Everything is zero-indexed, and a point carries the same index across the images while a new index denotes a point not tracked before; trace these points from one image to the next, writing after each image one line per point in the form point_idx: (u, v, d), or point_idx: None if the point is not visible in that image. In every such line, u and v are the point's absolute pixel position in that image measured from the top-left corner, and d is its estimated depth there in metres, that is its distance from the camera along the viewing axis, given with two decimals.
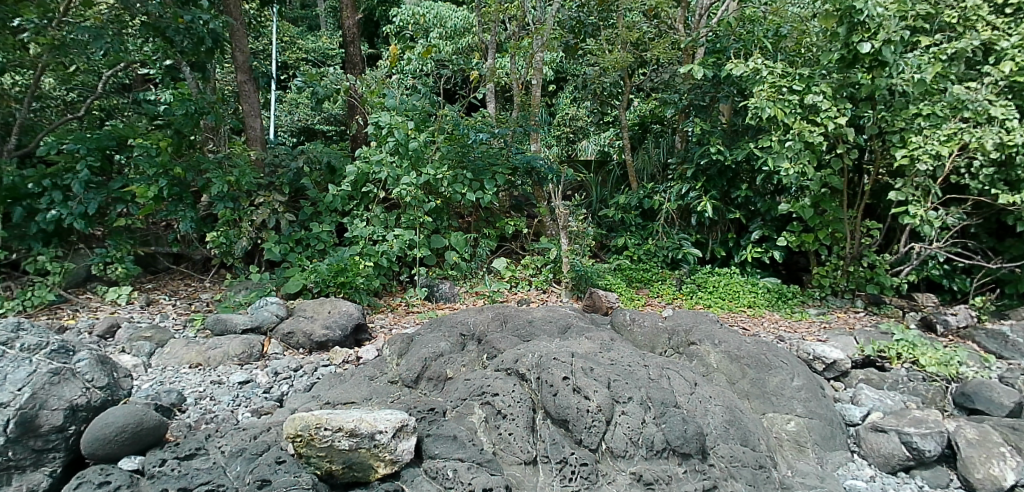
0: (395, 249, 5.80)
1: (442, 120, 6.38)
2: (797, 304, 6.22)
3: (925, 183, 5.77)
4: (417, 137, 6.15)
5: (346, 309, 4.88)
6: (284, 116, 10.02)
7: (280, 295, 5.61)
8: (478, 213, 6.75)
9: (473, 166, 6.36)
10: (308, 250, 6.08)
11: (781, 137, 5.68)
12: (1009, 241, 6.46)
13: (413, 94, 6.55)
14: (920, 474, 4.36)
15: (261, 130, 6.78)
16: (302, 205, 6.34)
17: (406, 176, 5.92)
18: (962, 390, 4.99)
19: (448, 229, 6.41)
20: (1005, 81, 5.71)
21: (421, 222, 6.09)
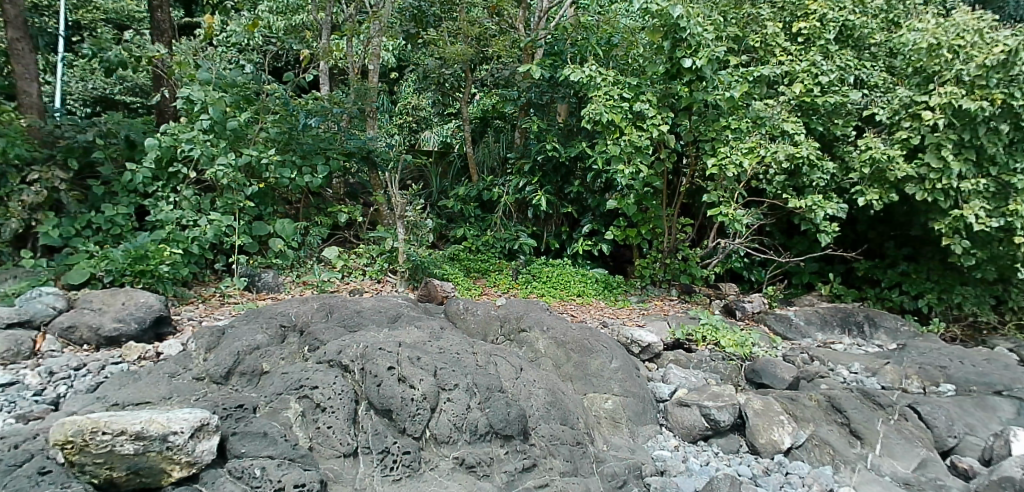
0: (208, 236, 5.43)
1: (267, 99, 6.18)
2: (621, 293, 6.73)
3: (732, 186, 6.46)
4: (237, 117, 5.90)
5: (144, 300, 4.43)
6: (74, 82, 9.04)
7: (60, 285, 4.94)
8: (308, 200, 6.67)
9: (301, 149, 6.20)
10: (99, 234, 5.43)
11: (614, 141, 6.02)
12: (795, 239, 7.58)
13: (235, 70, 6.22)
14: (716, 441, 5.03)
15: (38, 96, 5.90)
16: (92, 184, 5.69)
17: (223, 156, 5.63)
18: (753, 367, 5.79)
19: (274, 215, 6.23)
20: (795, 100, 6.60)
21: (241, 207, 5.81)
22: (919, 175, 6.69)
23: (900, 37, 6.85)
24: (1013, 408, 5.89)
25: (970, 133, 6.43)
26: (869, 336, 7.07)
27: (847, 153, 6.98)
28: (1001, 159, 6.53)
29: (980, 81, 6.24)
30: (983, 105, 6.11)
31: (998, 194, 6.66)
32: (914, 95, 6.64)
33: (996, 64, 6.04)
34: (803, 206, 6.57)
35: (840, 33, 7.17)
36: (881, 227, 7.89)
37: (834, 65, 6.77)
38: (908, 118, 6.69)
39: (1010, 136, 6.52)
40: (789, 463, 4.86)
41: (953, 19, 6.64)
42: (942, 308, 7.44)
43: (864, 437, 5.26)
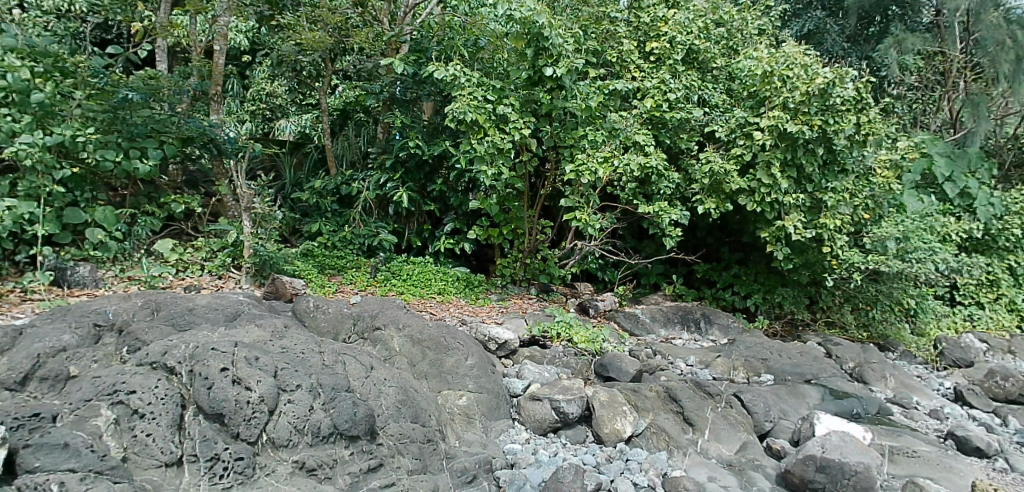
0: (6, 224, 4.89)
1: (87, 72, 5.64)
2: (481, 291, 6.86)
3: (587, 192, 6.84)
4: (44, 90, 5.31)
5: None
6: None
7: None
8: (137, 188, 6.13)
9: (131, 131, 5.71)
10: None
11: (477, 142, 6.12)
12: (644, 242, 8.17)
13: (48, 41, 5.66)
14: (564, 433, 5.31)
15: None
16: None
17: (28, 133, 5.08)
18: (601, 361, 6.19)
19: (93, 203, 5.67)
20: (646, 114, 7.19)
21: (50, 193, 5.27)
22: (750, 188, 7.45)
23: (737, 63, 7.62)
24: (817, 394, 6.79)
25: (792, 153, 7.28)
26: (705, 331, 7.81)
27: (690, 166, 7.64)
28: (816, 177, 7.46)
29: (802, 107, 7.04)
30: (804, 129, 6.93)
31: (813, 208, 7.62)
32: (748, 116, 7.41)
33: (816, 94, 6.86)
34: (651, 212, 7.09)
35: (688, 55, 7.80)
36: (718, 233, 8.72)
37: (681, 84, 7.39)
38: (743, 137, 7.45)
39: (824, 158, 7.46)
40: (629, 450, 5.23)
41: (782, 52, 7.49)
42: (765, 306, 8.44)
43: (696, 424, 5.79)
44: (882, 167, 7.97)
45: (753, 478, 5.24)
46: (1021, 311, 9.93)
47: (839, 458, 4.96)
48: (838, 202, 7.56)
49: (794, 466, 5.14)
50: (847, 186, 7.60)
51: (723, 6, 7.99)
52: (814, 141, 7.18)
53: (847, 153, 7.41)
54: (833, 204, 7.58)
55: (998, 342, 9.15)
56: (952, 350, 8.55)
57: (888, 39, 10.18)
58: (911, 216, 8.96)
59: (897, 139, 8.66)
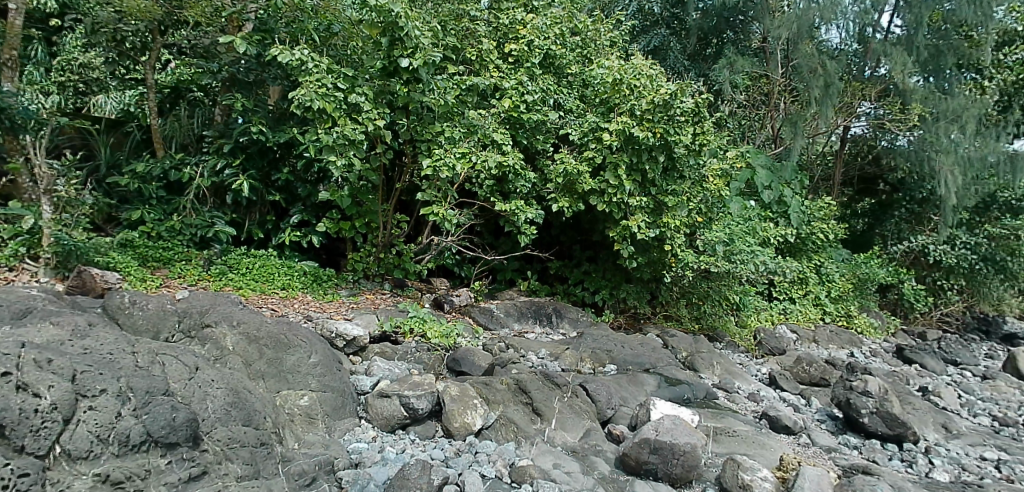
0: None
1: None
2: (330, 286, 6.76)
3: (444, 188, 6.84)
4: None
5: None
6: None
7: None
8: None
9: None
10: None
11: (327, 131, 5.93)
12: (501, 239, 8.40)
13: None
14: (413, 429, 5.32)
15: None
16: None
17: None
18: (454, 356, 6.20)
19: None
20: (504, 114, 7.41)
21: None
22: (599, 190, 7.87)
23: (590, 71, 8.05)
24: (654, 382, 7.37)
25: (637, 158, 7.80)
26: (556, 325, 8.17)
27: (546, 166, 7.93)
28: (658, 182, 8.07)
29: (647, 115, 7.58)
30: (647, 135, 7.46)
31: (655, 210, 8.25)
32: (598, 121, 7.84)
33: (659, 104, 7.46)
34: (508, 210, 7.27)
35: (545, 59, 8.12)
36: (571, 232, 9.14)
37: (537, 87, 7.66)
38: (593, 141, 7.89)
39: (665, 164, 8.08)
40: (478, 443, 5.33)
41: (630, 63, 8.03)
42: (612, 302, 9.02)
43: (543, 414, 6.02)
44: (715, 176, 8.81)
45: (593, 463, 5.57)
46: (823, 305, 11.49)
47: (670, 440, 5.42)
48: (676, 205, 8.25)
49: (631, 450, 5.53)
50: (683, 190, 8.29)
51: (577, 16, 8.46)
52: (657, 148, 7.75)
53: (684, 161, 8.08)
54: (672, 206, 8.26)
55: (805, 332, 10.51)
56: (769, 340, 9.70)
57: (721, 60, 11.32)
58: (737, 221, 10.02)
59: (727, 151, 9.64)
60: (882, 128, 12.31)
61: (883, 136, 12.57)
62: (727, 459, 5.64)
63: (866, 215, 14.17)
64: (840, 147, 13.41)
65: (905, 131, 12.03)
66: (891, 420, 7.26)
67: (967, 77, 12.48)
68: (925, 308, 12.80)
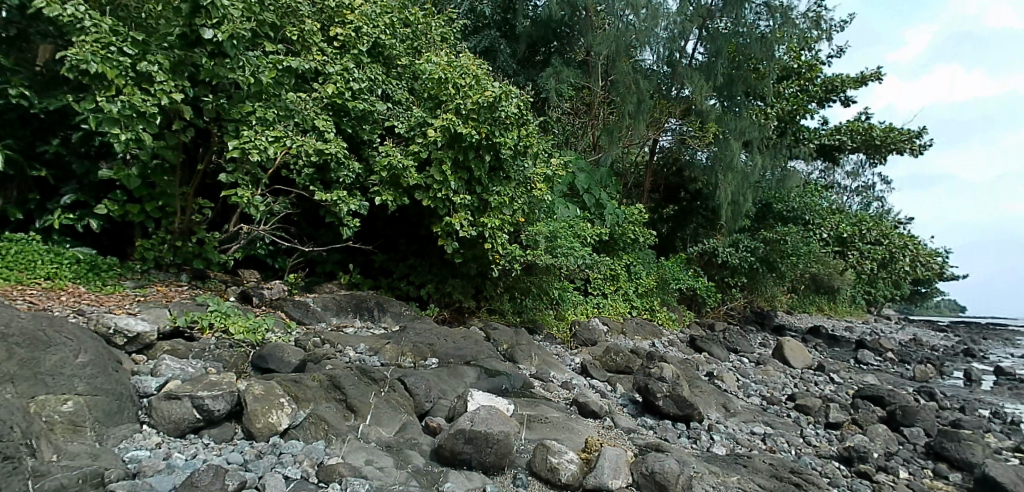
0: None
1: None
2: (111, 277, 6.19)
3: (254, 171, 6.52)
4: None
5: None
6: None
7: None
8: None
9: None
10: None
11: (107, 99, 5.33)
12: (320, 231, 8.21)
13: None
14: (208, 433, 4.90)
15: None
16: None
17: None
18: (260, 353, 5.95)
19: None
20: (327, 99, 7.20)
21: None
22: (425, 185, 7.91)
23: (419, 64, 8.08)
24: (474, 374, 7.58)
25: (462, 155, 7.95)
26: (378, 319, 8.12)
27: (371, 156, 7.79)
28: (484, 181, 8.28)
29: (473, 115, 7.75)
30: (472, 132, 7.64)
31: (479, 208, 8.39)
32: (426, 117, 7.88)
33: (485, 105, 7.66)
34: (328, 200, 7.04)
35: (373, 48, 8.17)
36: (397, 225, 9.13)
37: (365, 76, 7.61)
38: (420, 135, 7.87)
39: (492, 164, 8.30)
40: (283, 443, 5.07)
41: (459, 62, 8.20)
42: (438, 296, 9.14)
43: (358, 410, 5.90)
44: (538, 178, 9.26)
45: (408, 456, 5.57)
46: (631, 300, 12.72)
47: (484, 429, 5.59)
48: (501, 204, 8.47)
49: (446, 442, 5.63)
50: (509, 191, 8.53)
51: (409, 8, 8.65)
52: (483, 147, 7.97)
53: (510, 162, 8.38)
54: (497, 205, 8.46)
55: (614, 324, 11.55)
56: (581, 331, 10.51)
57: (548, 69, 11.98)
58: (560, 220, 10.67)
59: (551, 153, 10.24)
60: (684, 143, 13.93)
61: (685, 152, 14.16)
62: (538, 445, 5.97)
63: (670, 219, 15.94)
64: (650, 158, 14.76)
65: (702, 147, 13.75)
66: (681, 402, 8.23)
67: (753, 104, 14.50)
68: (714, 302, 14.74)
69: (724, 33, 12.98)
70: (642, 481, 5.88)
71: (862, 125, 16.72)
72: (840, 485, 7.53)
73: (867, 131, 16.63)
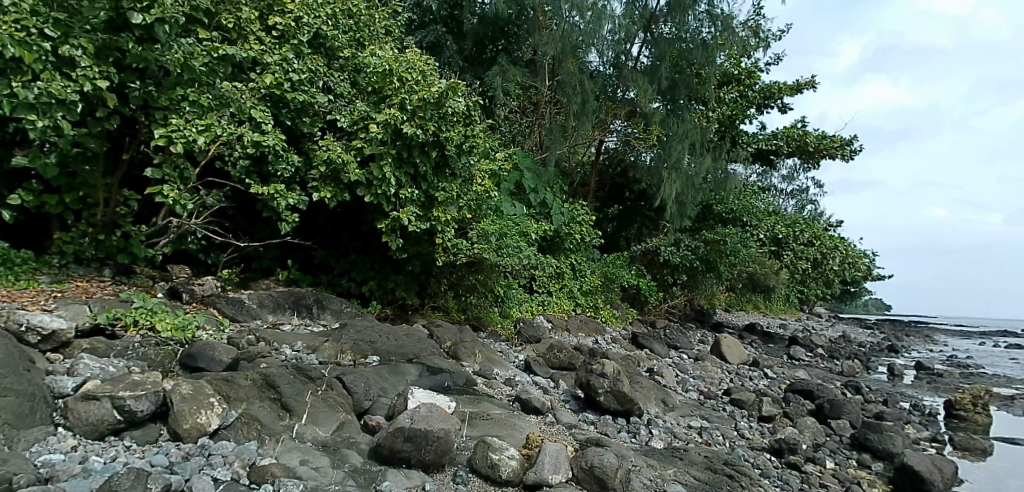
0: None
1: None
2: (26, 272, 5.89)
3: (182, 164, 6.33)
4: None
5: None
6: None
7: None
8: None
9: None
10: None
11: (24, 84, 5.04)
12: (256, 226, 8.00)
13: None
14: (129, 435, 4.70)
15: None
16: None
17: None
18: (189, 352, 5.74)
19: None
20: (265, 90, 7.02)
21: None
22: (367, 181, 7.79)
23: (362, 57, 7.96)
24: (416, 372, 7.52)
25: (408, 151, 7.89)
26: (317, 316, 8.02)
27: (312, 150, 7.63)
28: (430, 177, 8.21)
29: (419, 112, 7.70)
30: (418, 131, 7.60)
31: (426, 204, 8.34)
32: (370, 111, 7.77)
33: (431, 101, 7.65)
34: (265, 193, 6.87)
35: (314, 38, 8.01)
36: (338, 221, 8.98)
37: (304, 67, 7.47)
38: (364, 130, 7.76)
39: (437, 160, 8.27)
40: (213, 444, 4.90)
41: (404, 56, 8.13)
42: (380, 293, 9.06)
43: (293, 409, 5.77)
44: (484, 175, 9.26)
45: (345, 455, 5.47)
46: (576, 298, 12.93)
47: (424, 427, 5.56)
48: (447, 201, 8.43)
49: (385, 440, 5.56)
50: (454, 187, 8.50)
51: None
52: (429, 143, 7.94)
53: (456, 158, 8.34)
54: (442, 202, 8.41)
55: (558, 322, 11.71)
56: (525, 328, 10.60)
57: (495, 67, 12.00)
58: (506, 218, 10.71)
59: (497, 151, 10.26)
60: (630, 144, 14.38)
61: (630, 151, 14.63)
62: (479, 442, 5.98)
63: (614, 219, 16.25)
64: (596, 158, 15.00)
65: (646, 149, 14.09)
66: (622, 397, 8.42)
67: (695, 108, 14.92)
68: (655, 300, 15.16)
69: (668, 38, 13.30)
70: (582, 475, 5.96)
71: (797, 131, 17.47)
72: (771, 476, 7.86)
73: (801, 137, 17.40)
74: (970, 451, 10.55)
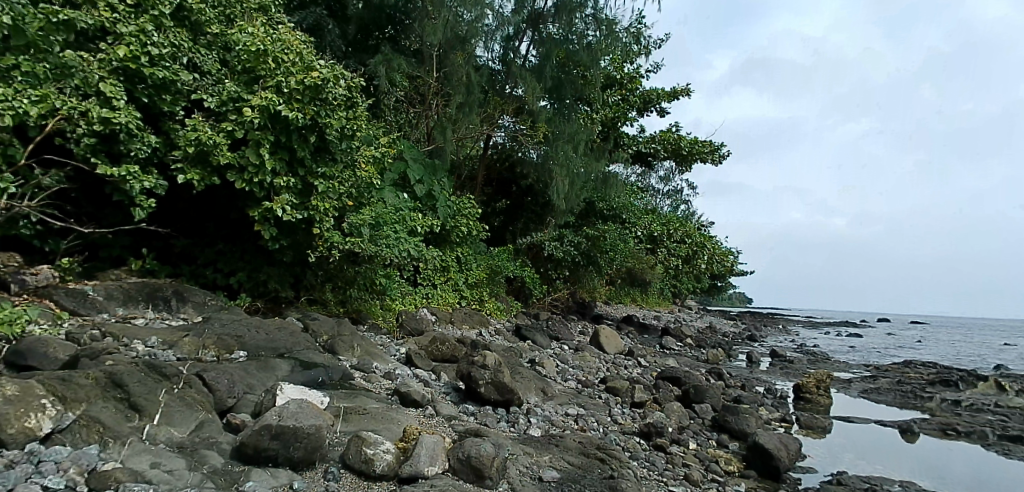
0: None
1: None
2: None
3: (10, 144, 5.78)
4: None
5: None
6: None
7: None
8: None
9: None
10: None
11: None
12: (105, 211, 7.34)
13: None
14: None
15: None
16: None
17: None
18: (16, 349, 5.31)
19: None
20: (118, 62, 6.47)
21: None
22: (239, 166, 7.34)
23: (232, 34, 7.52)
24: (287, 367, 7.22)
25: (285, 136, 7.50)
26: (176, 310, 7.53)
27: (173, 130, 7.09)
28: (308, 161, 7.80)
29: (297, 95, 7.39)
30: (297, 115, 7.25)
31: (302, 191, 7.94)
32: (241, 92, 7.33)
33: (310, 86, 7.36)
34: (116, 175, 6.31)
35: (176, 10, 7.48)
36: (202, 208, 8.43)
37: (165, 40, 6.96)
38: (234, 111, 7.30)
39: (315, 145, 7.91)
40: (44, 450, 4.49)
41: (278, 36, 7.76)
42: (250, 285, 8.65)
43: (143, 409, 5.35)
44: (366, 164, 9.04)
45: (204, 456, 5.16)
46: (461, 291, 13.07)
47: (293, 423, 5.37)
48: (327, 189, 8.10)
49: (249, 439, 5.30)
50: (335, 175, 8.23)
51: None
52: (308, 128, 7.59)
53: (337, 145, 8.08)
54: (322, 190, 8.05)
55: (442, 314, 11.75)
56: (407, 321, 10.55)
57: (379, 56, 11.73)
58: (390, 209, 10.55)
59: (381, 140, 10.08)
60: (518, 140, 14.54)
61: (519, 148, 14.86)
62: (353, 437, 5.87)
63: (501, 213, 16.53)
64: (484, 152, 15.16)
65: (533, 146, 14.40)
66: (502, 388, 8.60)
67: (581, 108, 15.46)
68: (539, 293, 15.67)
69: (556, 38, 13.64)
70: (458, 466, 6.00)
71: (673, 136, 18.64)
72: (639, 458, 8.38)
73: (676, 141, 18.58)
74: (813, 429, 11.88)
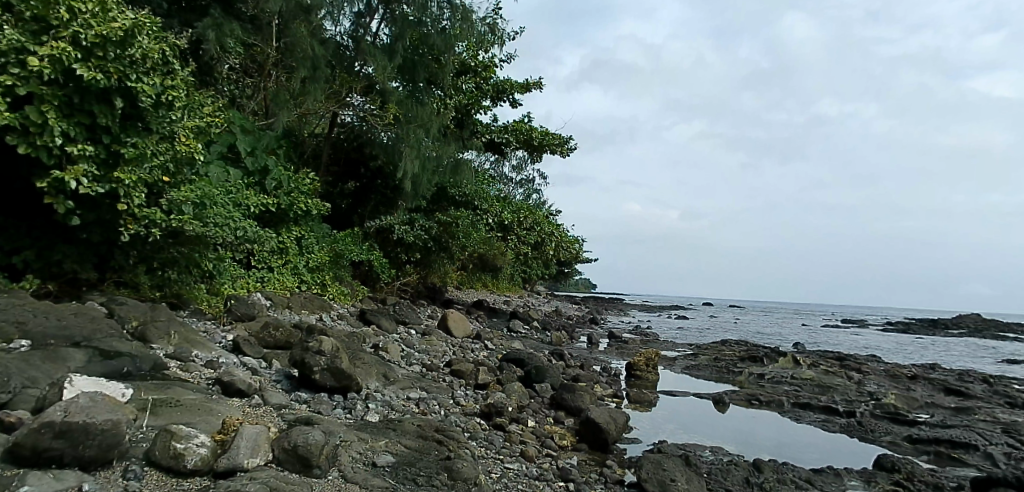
0: None
1: None
2: None
3: None
4: None
5: None
6: None
7: None
8: None
9: None
10: None
11: None
12: None
13: None
14: None
15: None
16: None
17: None
18: None
19: None
20: None
21: None
22: (20, 128, 6.44)
23: None
24: (83, 357, 6.47)
25: (81, 97, 6.71)
26: None
27: None
28: (113, 129, 7.03)
29: (97, 51, 6.60)
30: (96, 75, 6.52)
31: (108, 161, 7.15)
32: (27, 42, 6.35)
33: (111, 39, 6.60)
34: None
35: None
36: None
37: None
38: (16, 64, 6.29)
39: (122, 111, 7.15)
40: None
41: None
42: (40, 264, 7.67)
43: None
44: (191, 130, 8.16)
45: None
46: (301, 274, 12.59)
47: (83, 419, 4.83)
48: (139, 158, 7.35)
49: (26, 438, 4.68)
50: (150, 144, 7.45)
51: None
52: (112, 90, 6.87)
53: (150, 113, 7.31)
54: (132, 160, 7.30)
55: (279, 299, 11.26)
56: (236, 306, 9.94)
57: (207, 18, 10.73)
58: (218, 185, 9.74)
59: (207, 109, 9.27)
60: (367, 121, 14.36)
61: (368, 130, 14.68)
62: (161, 431, 5.42)
63: (349, 195, 16.11)
64: (330, 130, 14.70)
65: (383, 127, 14.24)
66: (338, 374, 8.40)
67: (433, 93, 15.40)
68: (387, 278, 15.61)
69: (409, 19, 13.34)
70: (282, 456, 5.74)
71: (525, 126, 19.22)
72: (478, 438, 8.67)
73: (528, 132, 19.20)
74: (640, 403, 13.05)
